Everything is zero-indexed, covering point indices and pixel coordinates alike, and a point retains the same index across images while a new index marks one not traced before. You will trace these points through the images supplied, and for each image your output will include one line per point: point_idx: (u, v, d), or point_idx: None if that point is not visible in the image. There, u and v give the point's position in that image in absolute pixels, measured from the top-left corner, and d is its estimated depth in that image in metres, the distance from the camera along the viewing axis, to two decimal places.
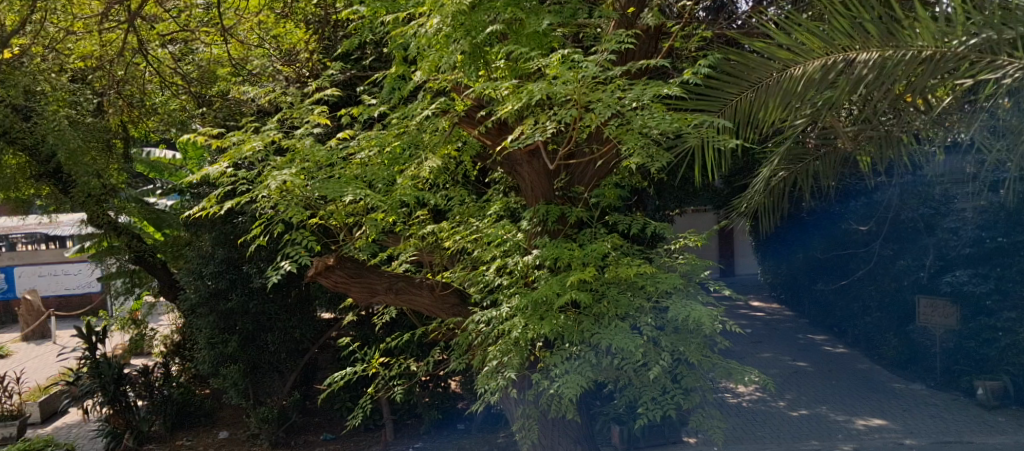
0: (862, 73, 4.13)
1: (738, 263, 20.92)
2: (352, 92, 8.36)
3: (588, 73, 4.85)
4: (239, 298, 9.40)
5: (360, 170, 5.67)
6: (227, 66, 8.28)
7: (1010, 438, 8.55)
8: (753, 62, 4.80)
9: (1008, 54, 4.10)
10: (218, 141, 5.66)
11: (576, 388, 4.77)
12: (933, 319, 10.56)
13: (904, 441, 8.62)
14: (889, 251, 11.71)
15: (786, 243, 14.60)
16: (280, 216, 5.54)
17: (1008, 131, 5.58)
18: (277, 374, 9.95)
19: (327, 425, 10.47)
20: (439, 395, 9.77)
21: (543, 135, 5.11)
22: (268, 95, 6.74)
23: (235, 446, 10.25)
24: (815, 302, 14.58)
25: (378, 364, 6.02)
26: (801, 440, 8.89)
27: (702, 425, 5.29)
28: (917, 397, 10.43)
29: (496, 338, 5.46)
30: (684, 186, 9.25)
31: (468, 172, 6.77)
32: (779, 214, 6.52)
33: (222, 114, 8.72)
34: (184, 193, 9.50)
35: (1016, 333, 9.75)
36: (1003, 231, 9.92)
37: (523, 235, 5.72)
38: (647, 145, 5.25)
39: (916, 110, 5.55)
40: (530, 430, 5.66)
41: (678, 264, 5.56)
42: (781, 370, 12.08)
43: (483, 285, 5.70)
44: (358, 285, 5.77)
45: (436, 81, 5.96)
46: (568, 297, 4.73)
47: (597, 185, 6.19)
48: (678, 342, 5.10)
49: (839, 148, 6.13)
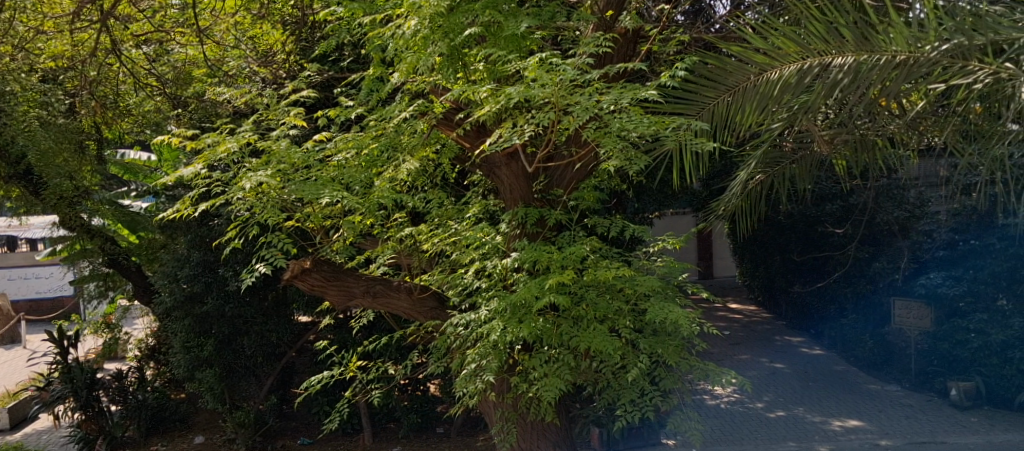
0: (837, 77, 4.19)
1: (716, 265, 21.01)
2: (330, 93, 8.32)
3: (566, 76, 4.87)
4: (215, 301, 9.30)
5: (337, 171, 5.64)
6: (203, 68, 8.27)
7: (982, 438, 8.68)
8: (730, 65, 4.81)
9: (979, 58, 4.15)
10: (192, 144, 5.56)
11: (553, 391, 4.95)
12: (908, 320, 10.68)
13: (880, 442, 8.69)
14: (865, 254, 11.85)
15: (765, 245, 14.71)
16: (255, 218, 5.48)
17: (980, 134, 5.65)
18: (254, 378, 9.94)
19: (305, 429, 10.37)
20: (418, 398, 9.74)
21: (521, 139, 5.14)
22: (243, 96, 6.67)
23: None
24: (794, 304, 14.68)
25: (356, 368, 5.94)
26: (778, 441, 8.93)
27: (680, 427, 5.27)
28: (891, 398, 10.52)
29: (474, 341, 5.41)
30: (662, 189, 9.31)
31: (446, 174, 6.76)
32: (757, 217, 6.57)
33: (197, 116, 8.62)
34: (159, 194, 9.37)
35: (988, 335, 9.78)
36: (974, 234, 10.32)
37: (501, 238, 5.71)
38: (625, 148, 5.27)
39: (890, 113, 5.61)
40: (509, 433, 5.63)
41: (656, 266, 5.58)
42: (758, 372, 12.17)
43: (461, 288, 5.68)
44: (335, 288, 5.58)
45: (414, 83, 5.94)
46: (548, 300, 4.70)
47: (576, 187, 6.16)
48: (657, 344, 5.10)
49: (814, 152, 6.18)
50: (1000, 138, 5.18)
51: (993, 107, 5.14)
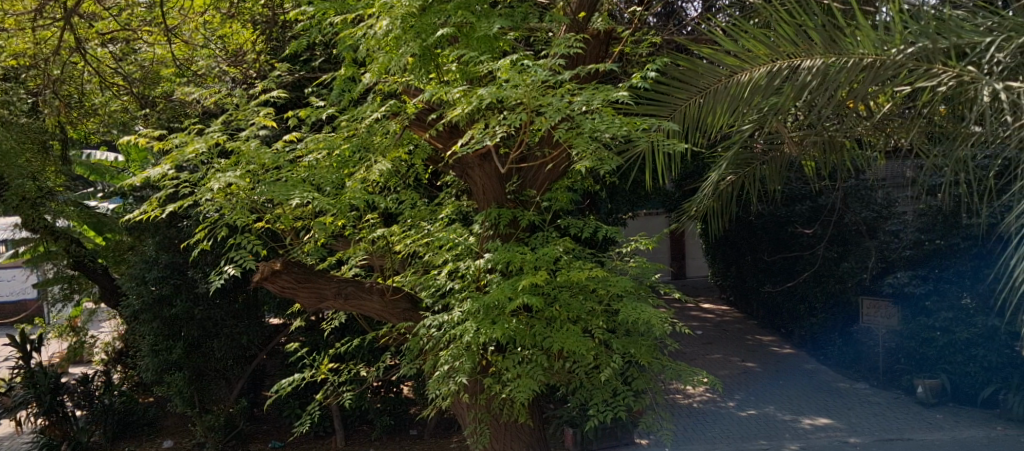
0: (806, 79, 4.28)
1: (689, 265, 21.18)
2: (301, 93, 8.26)
3: (538, 76, 4.87)
4: (184, 304, 9.15)
5: (308, 172, 5.60)
6: (172, 67, 8.16)
7: (947, 435, 8.83)
8: (701, 68, 4.86)
9: (940, 61, 4.21)
10: (159, 144, 5.47)
11: (527, 391, 4.95)
12: (876, 319, 10.90)
13: (849, 440, 8.81)
14: (835, 254, 12.01)
15: (738, 246, 14.86)
16: (223, 219, 5.41)
17: (944, 136, 5.75)
18: (224, 381, 9.84)
19: (276, 432, 10.26)
20: (391, 400, 9.70)
21: (492, 140, 5.12)
22: (212, 95, 6.58)
23: None
24: (766, 304, 14.84)
25: (327, 370, 5.86)
26: (749, 439, 8.99)
27: (652, 427, 5.28)
28: (860, 396, 10.67)
29: (446, 342, 5.39)
30: (635, 190, 9.35)
31: (419, 175, 6.73)
32: (728, 218, 6.64)
33: (165, 116, 8.50)
34: (126, 195, 9.24)
35: (953, 333, 9.93)
36: (940, 234, 10.02)
37: (474, 239, 5.69)
38: (597, 149, 5.26)
39: (857, 115, 5.69)
40: (481, 434, 5.61)
41: (629, 267, 5.60)
42: (730, 371, 12.25)
43: (434, 289, 5.64)
44: (306, 290, 5.53)
45: (386, 83, 5.90)
46: (521, 301, 4.70)
47: (550, 188, 6.15)
48: (630, 345, 5.12)
49: (784, 153, 6.25)
50: (962, 140, 5.27)
51: (957, 109, 5.23)
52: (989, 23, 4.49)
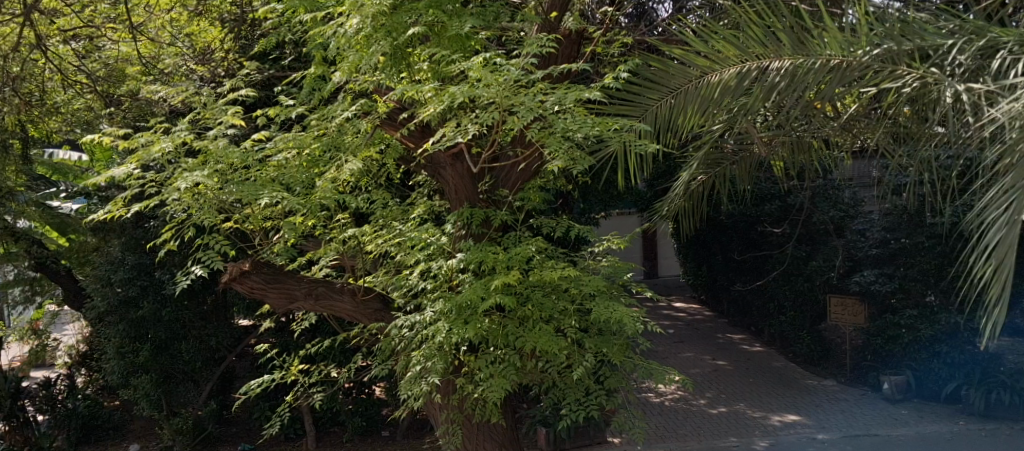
0: (775, 80, 4.42)
1: (661, 264, 21.32)
2: (270, 92, 8.19)
3: (510, 76, 4.87)
4: (151, 306, 9.01)
5: (278, 172, 5.56)
6: (137, 65, 8.04)
7: (912, 430, 9.00)
8: (672, 68, 4.94)
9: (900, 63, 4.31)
10: (124, 142, 5.35)
11: (499, 391, 4.95)
12: (843, 317, 11.02)
13: (817, 436, 8.94)
14: (803, 253, 12.18)
15: (708, 245, 15.02)
16: (190, 219, 5.33)
17: (909, 137, 5.86)
18: (193, 384, 9.68)
19: (246, 435, 10.13)
20: (363, 401, 9.66)
21: (464, 139, 5.11)
22: (179, 94, 6.49)
23: None
24: (736, 303, 15.00)
25: (297, 372, 5.78)
26: (720, 437, 9.08)
27: (625, 426, 5.30)
28: (828, 393, 10.85)
29: (418, 343, 5.35)
30: (607, 190, 9.39)
31: (391, 175, 6.69)
32: (699, 218, 6.70)
33: (131, 115, 8.38)
34: (91, 195, 9.10)
35: (918, 330, 10.09)
36: (905, 232, 10.23)
37: (446, 239, 5.65)
38: (569, 148, 5.25)
39: (825, 115, 5.79)
40: (453, 434, 5.58)
41: (601, 266, 5.63)
42: (702, 369, 12.37)
43: (406, 290, 5.60)
44: (275, 291, 5.46)
45: (357, 82, 5.87)
46: (493, 301, 4.70)
47: (522, 188, 6.13)
48: (602, 344, 5.14)
49: (753, 154, 6.33)
50: (926, 140, 5.38)
51: (921, 110, 5.34)
52: (950, 26, 4.70)
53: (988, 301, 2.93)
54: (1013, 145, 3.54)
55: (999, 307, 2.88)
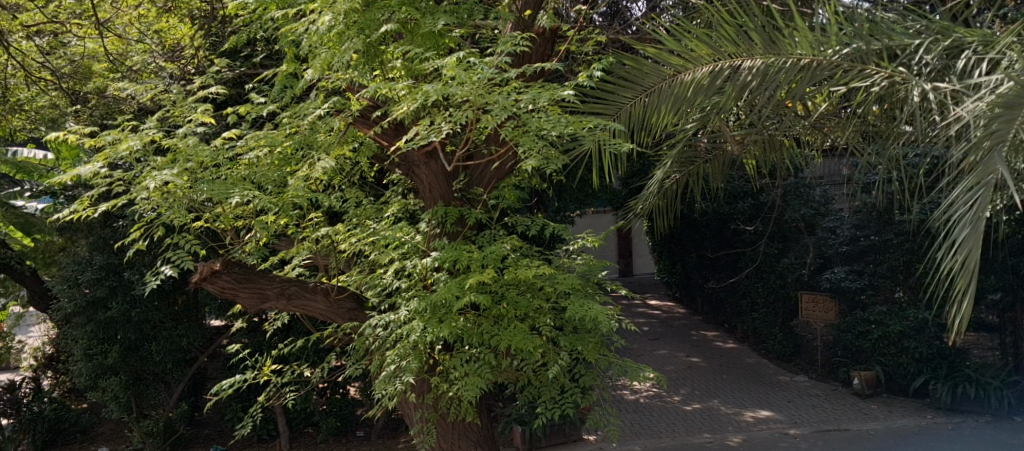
0: (747, 79, 4.54)
1: (636, 262, 21.44)
2: (242, 90, 8.11)
3: (484, 74, 4.86)
4: (120, 306, 8.87)
5: (249, 170, 5.50)
6: (104, 62, 7.91)
7: (882, 424, 9.14)
8: (646, 67, 4.99)
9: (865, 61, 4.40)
10: (90, 140, 5.21)
11: (475, 390, 4.94)
12: (814, 313, 11.19)
13: (789, 431, 9.05)
14: (775, 250, 12.32)
15: (683, 243, 15.14)
16: (160, 218, 5.23)
17: (877, 135, 5.96)
18: (163, 385, 9.56)
19: (218, 436, 10.02)
20: (337, 401, 9.62)
21: (438, 137, 5.09)
22: (147, 90, 6.39)
23: None
24: (710, 300, 15.14)
25: (269, 372, 5.70)
26: (694, 433, 9.17)
27: (599, 423, 5.31)
28: (799, 389, 10.99)
29: (393, 342, 5.31)
30: (582, 188, 9.43)
31: (365, 173, 6.66)
32: (673, 217, 6.76)
33: (98, 112, 8.05)
34: (57, 194, 8.95)
35: (887, 326, 10.13)
36: (874, 230, 10.37)
37: (421, 237, 5.63)
38: (543, 147, 5.23)
39: (796, 114, 5.87)
40: (427, 434, 5.55)
41: (576, 264, 5.65)
42: (676, 366, 12.47)
43: (380, 288, 5.56)
44: (246, 291, 5.40)
45: (330, 80, 5.84)
46: (468, 299, 4.70)
47: (496, 186, 6.10)
48: (577, 342, 5.17)
49: (726, 152, 6.38)
50: (895, 139, 5.48)
51: (889, 109, 5.44)
52: (917, 26, 4.86)
53: (954, 296, 3.05)
54: (975, 143, 3.65)
55: (964, 299, 3.01)
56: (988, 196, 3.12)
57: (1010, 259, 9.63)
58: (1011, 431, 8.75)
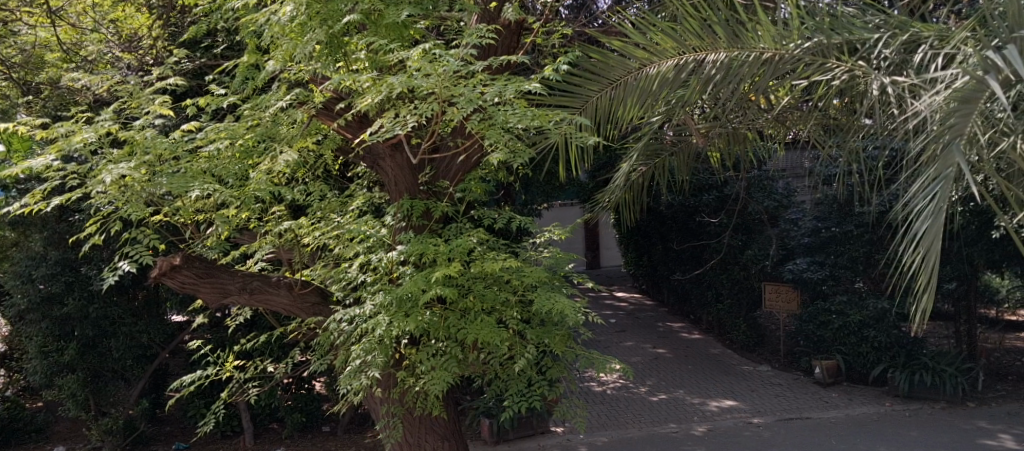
0: (711, 73, 4.61)
1: (602, 255, 21.61)
2: (203, 82, 7.97)
3: (449, 66, 4.85)
4: (77, 302, 8.70)
5: (208, 163, 5.40)
6: (57, 51, 7.75)
7: (842, 412, 9.32)
8: (612, 60, 4.99)
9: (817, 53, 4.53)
10: (42, 133, 5.04)
11: (442, 384, 4.92)
12: (777, 303, 11.39)
13: (752, 420, 9.19)
14: (738, 242, 12.50)
15: (650, 236, 15.28)
16: (117, 213, 5.04)
17: (838, 129, 6.05)
18: (123, 382, 9.31)
19: (180, 434, 9.87)
20: (302, 397, 9.53)
21: (403, 129, 5.06)
22: (102, 82, 6.25)
23: None
24: (675, 292, 15.28)
25: (232, 368, 5.59)
26: (660, 423, 9.26)
27: (567, 415, 5.32)
28: (762, 378, 11.16)
29: (358, 337, 5.24)
30: (549, 181, 9.45)
31: (329, 166, 6.59)
32: (639, 210, 6.80)
33: (52, 104, 7.80)
34: (8, 187, 8.71)
35: (847, 315, 10.34)
36: (835, 222, 10.58)
37: (386, 231, 5.57)
38: (509, 139, 5.20)
39: (759, 108, 5.94)
40: (394, 428, 5.52)
41: (543, 257, 5.66)
42: (642, 358, 12.58)
43: (345, 283, 5.48)
44: (207, 286, 5.29)
45: (292, 71, 5.77)
46: (434, 293, 4.68)
47: (463, 180, 6.06)
48: (544, 334, 5.18)
49: (692, 145, 6.43)
50: (855, 132, 5.58)
51: (848, 102, 5.54)
52: (876, 20, 4.90)
53: (915, 288, 3.15)
54: (933, 136, 3.73)
55: (928, 291, 3.12)
56: (947, 190, 3.21)
57: (964, 249, 9.89)
58: (964, 417, 9.02)
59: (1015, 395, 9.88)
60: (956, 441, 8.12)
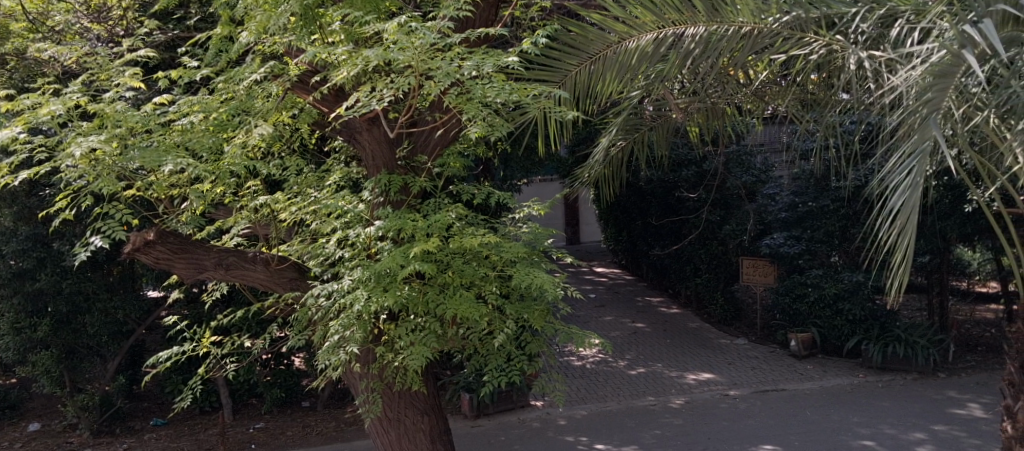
0: (690, 47, 4.64)
1: (583, 230, 21.67)
2: (176, 54, 7.86)
3: (426, 39, 4.81)
4: (49, 278, 8.62)
5: (182, 136, 5.30)
6: (23, 22, 7.58)
7: (817, 384, 9.47)
8: (590, 33, 4.89)
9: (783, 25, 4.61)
10: (6, 104, 4.93)
11: (422, 359, 4.90)
12: (753, 278, 11.59)
13: (729, 392, 9.32)
14: (716, 217, 12.59)
15: (630, 212, 15.34)
16: (88, 187, 4.91)
17: (816, 103, 6.07)
18: (98, 358, 9.28)
19: (158, 409, 9.84)
20: (282, 372, 9.54)
21: (381, 104, 4.96)
22: (69, 52, 6.14)
23: (48, 437, 9.29)
24: (655, 267, 15.39)
25: (208, 343, 5.52)
26: (638, 396, 9.36)
27: (546, 389, 5.34)
28: (739, 351, 11.30)
29: (336, 313, 5.21)
30: (529, 156, 9.44)
31: (305, 140, 6.53)
32: (618, 185, 6.81)
33: (19, 76, 7.60)
34: None
35: (822, 288, 10.48)
36: (812, 197, 10.69)
37: (364, 206, 5.52)
38: (489, 114, 5.10)
39: (738, 83, 5.94)
40: (373, 403, 5.52)
41: (522, 232, 5.66)
42: (621, 332, 12.67)
43: (323, 258, 5.45)
44: (182, 261, 5.24)
45: (267, 44, 5.70)
46: (413, 268, 4.66)
47: (441, 155, 6.00)
48: (523, 310, 5.18)
49: (672, 120, 6.44)
50: (832, 107, 5.60)
51: (826, 76, 5.55)
52: None
53: (891, 261, 3.20)
54: (910, 111, 3.76)
55: (905, 265, 3.16)
56: (923, 165, 3.26)
57: (937, 223, 10.01)
58: (934, 387, 9.19)
59: (983, 366, 10.09)
60: (927, 411, 8.28)
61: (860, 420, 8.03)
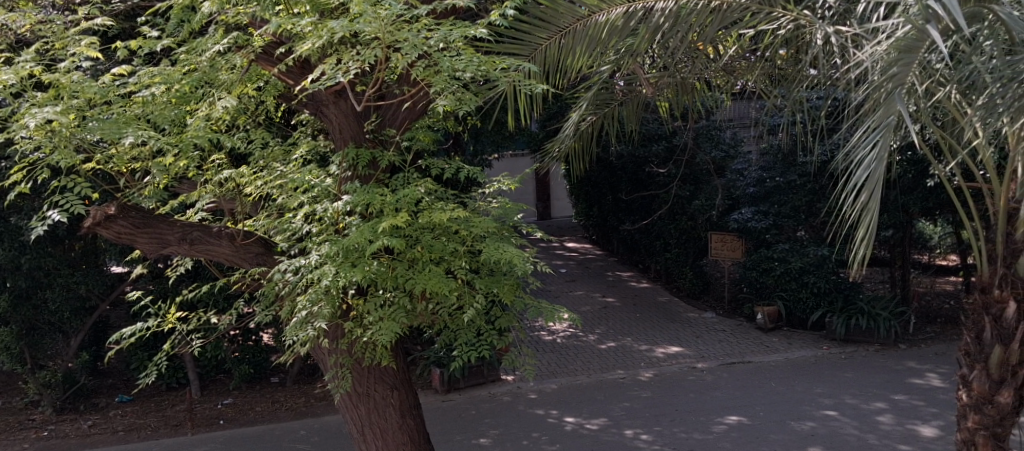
0: (659, 21, 4.59)
1: (554, 206, 21.68)
2: (134, 24, 7.71)
3: (392, 11, 4.71)
4: (7, 253, 8.45)
5: (143, 108, 5.21)
6: None
7: (782, 356, 9.63)
8: (560, 5, 4.82)
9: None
10: None
11: (390, 334, 4.87)
12: (722, 253, 11.79)
13: (696, 365, 9.45)
14: (686, 192, 12.69)
15: (602, 188, 15.40)
16: (45, 160, 4.80)
17: (784, 78, 6.09)
18: (60, 335, 9.14)
19: (123, 386, 9.73)
20: (250, 348, 9.49)
21: (346, 76, 4.89)
22: (19, 19, 5.98)
23: (8, 415, 9.15)
24: (626, 243, 15.49)
25: (173, 319, 5.40)
26: (608, 370, 9.45)
27: (516, 363, 5.35)
28: (707, 325, 11.45)
29: (304, 287, 5.14)
30: (499, 130, 9.42)
31: (269, 113, 6.45)
32: (587, 160, 6.80)
33: None
34: None
35: (788, 262, 10.64)
36: (779, 172, 10.82)
37: (332, 181, 5.45)
38: (457, 88, 5.05)
39: (707, 57, 5.95)
40: (342, 378, 5.50)
41: (491, 207, 5.64)
42: (591, 307, 12.75)
43: (290, 233, 5.39)
44: (144, 236, 5.15)
45: (229, 14, 5.60)
46: (381, 243, 4.61)
47: (409, 128, 5.94)
48: (492, 284, 5.16)
49: (641, 94, 6.44)
50: (799, 81, 5.62)
51: (792, 51, 5.58)
52: None
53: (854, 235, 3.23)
54: (875, 85, 3.78)
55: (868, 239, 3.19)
56: (888, 139, 3.27)
57: (900, 198, 10.20)
58: (895, 358, 9.40)
59: (943, 337, 10.32)
60: (887, 381, 8.47)
61: (824, 391, 8.20)
